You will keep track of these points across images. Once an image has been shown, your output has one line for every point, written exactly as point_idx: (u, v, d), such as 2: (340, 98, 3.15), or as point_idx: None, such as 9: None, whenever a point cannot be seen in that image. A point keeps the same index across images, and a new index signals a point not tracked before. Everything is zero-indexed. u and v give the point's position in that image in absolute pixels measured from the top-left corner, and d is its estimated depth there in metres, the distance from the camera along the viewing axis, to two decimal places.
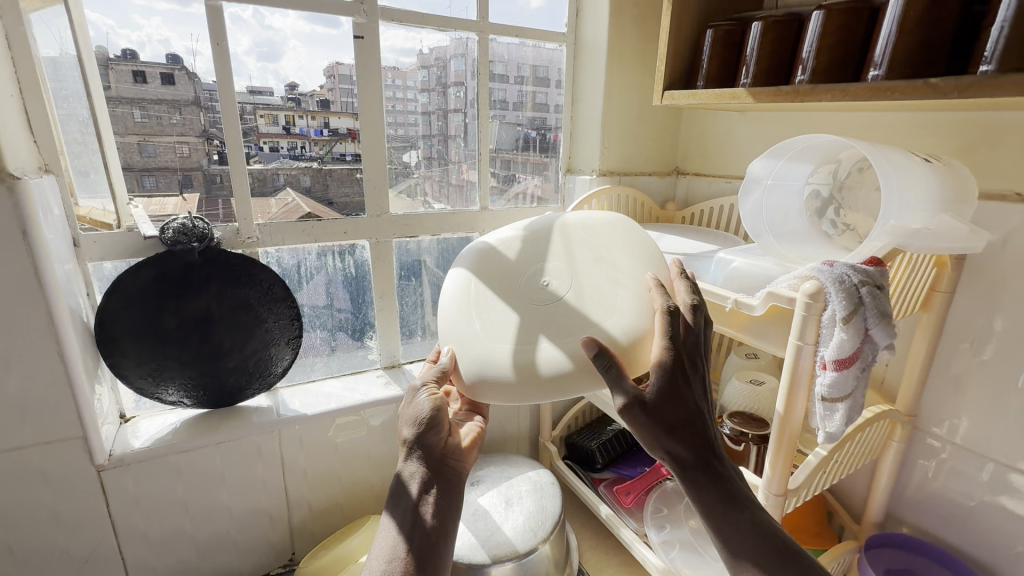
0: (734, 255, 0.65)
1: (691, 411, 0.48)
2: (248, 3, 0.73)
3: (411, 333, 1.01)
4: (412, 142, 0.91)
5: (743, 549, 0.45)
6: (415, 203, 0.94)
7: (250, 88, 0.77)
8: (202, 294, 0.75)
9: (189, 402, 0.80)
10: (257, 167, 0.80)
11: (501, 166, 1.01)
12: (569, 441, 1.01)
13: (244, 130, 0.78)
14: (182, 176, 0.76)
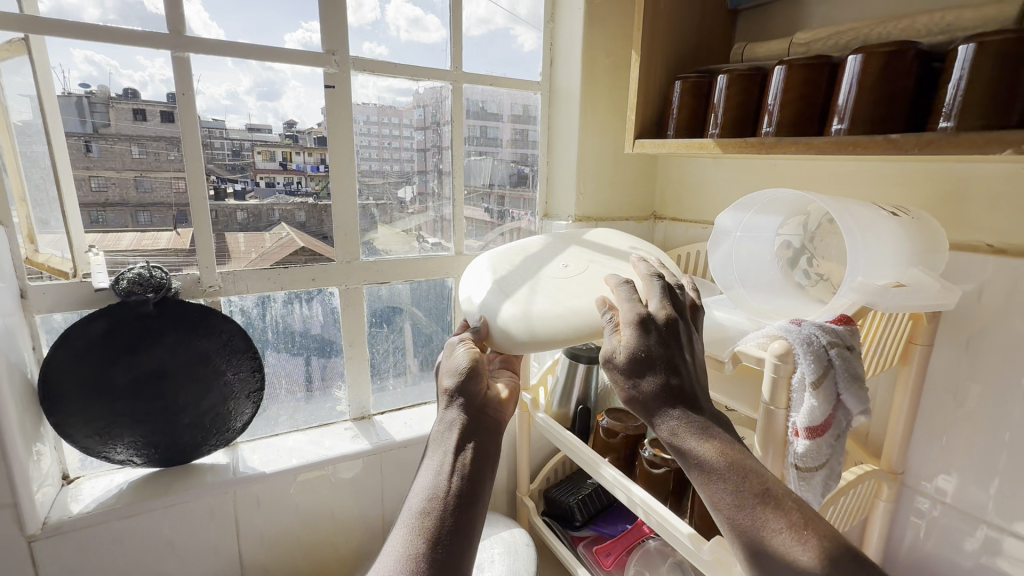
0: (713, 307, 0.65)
1: (670, 359, 0.46)
2: (243, 50, 0.74)
3: (382, 382, 0.98)
4: (407, 177, 0.92)
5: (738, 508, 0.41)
6: (411, 237, 0.95)
7: (249, 126, 0.78)
8: (157, 347, 0.71)
9: (140, 461, 0.75)
10: (252, 202, 0.80)
11: (495, 202, 1.02)
12: (546, 496, 0.96)
13: (242, 166, 0.78)
14: (177, 211, 0.75)
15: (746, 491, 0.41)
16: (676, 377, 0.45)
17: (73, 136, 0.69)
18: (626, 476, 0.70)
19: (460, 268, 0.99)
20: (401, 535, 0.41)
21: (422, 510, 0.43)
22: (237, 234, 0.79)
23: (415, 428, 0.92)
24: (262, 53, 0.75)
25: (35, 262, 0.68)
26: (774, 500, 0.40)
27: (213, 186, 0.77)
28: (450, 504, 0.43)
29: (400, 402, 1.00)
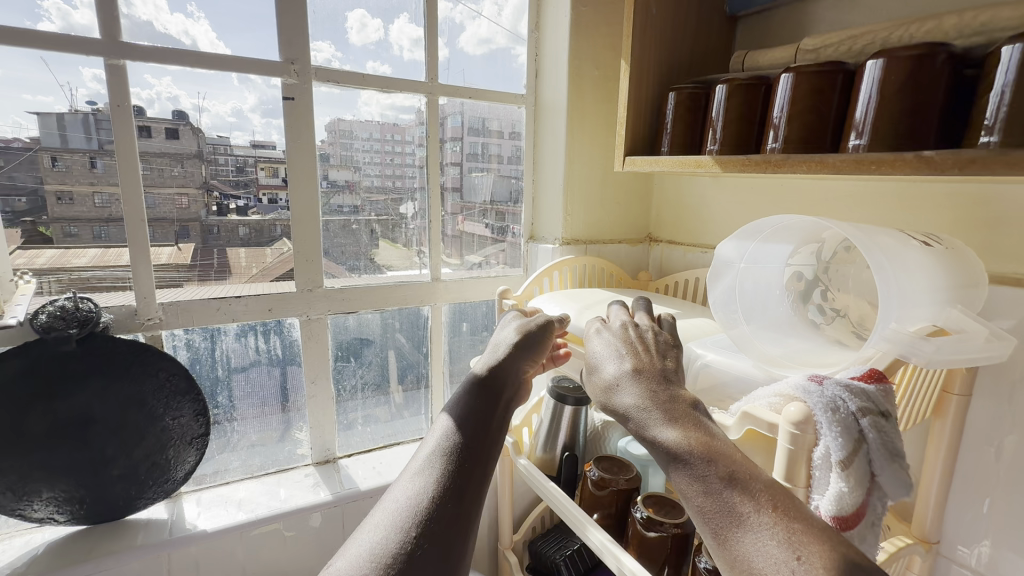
0: (709, 349, 0.55)
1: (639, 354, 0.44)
2: (232, 65, 0.69)
3: (351, 421, 0.89)
4: (409, 193, 0.87)
5: (712, 495, 0.32)
6: (411, 253, 0.89)
7: (253, 142, 0.74)
8: (81, 390, 0.63)
9: (63, 520, 0.65)
10: (254, 218, 0.75)
11: (495, 219, 0.96)
12: (531, 550, 0.86)
13: (243, 182, 0.74)
14: (178, 227, 0.71)
15: (713, 468, 0.33)
16: (633, 361, 0.43)
17: (79, 151, 0.65)
18: (615, 541, 0.61)
19: (440, 294, 0.91)
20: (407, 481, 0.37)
21: (443, 440, 0.40)
22: (239, 249, 0.75)
23: (385, 475, 0.83)
24: (236, 66, 0.70)
25: None
26: (748, 483, 0.32)
27: (217, 202, 0.73)
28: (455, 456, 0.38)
29: (370, 443, 0.91)
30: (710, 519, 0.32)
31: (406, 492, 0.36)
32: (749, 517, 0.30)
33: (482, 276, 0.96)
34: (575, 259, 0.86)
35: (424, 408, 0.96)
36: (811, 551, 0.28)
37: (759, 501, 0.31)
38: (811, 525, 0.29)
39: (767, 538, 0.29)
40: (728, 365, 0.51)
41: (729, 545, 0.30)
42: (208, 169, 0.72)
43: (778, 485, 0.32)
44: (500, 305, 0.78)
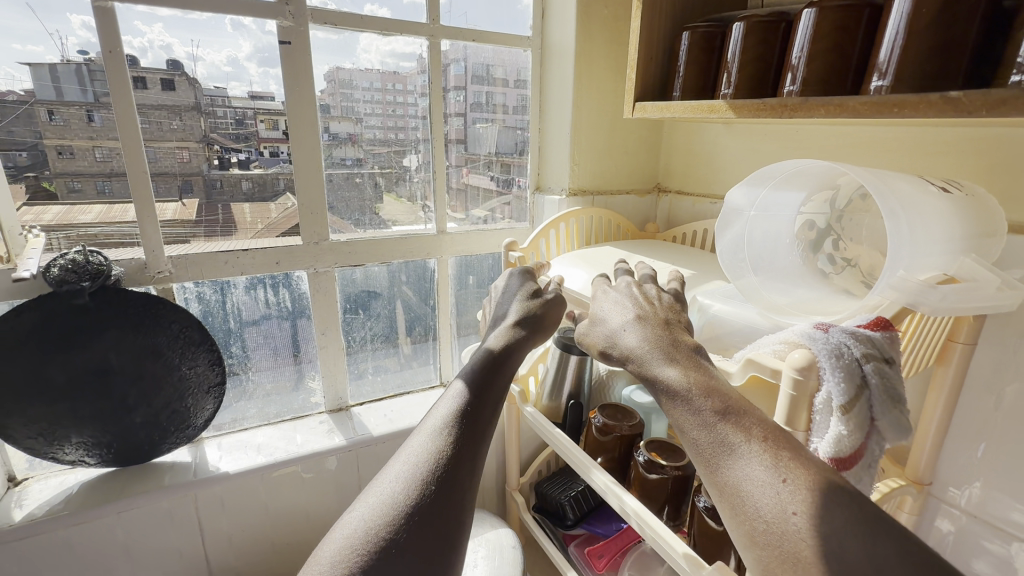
0: (715, 298, 0.55)
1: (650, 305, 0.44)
2: (226, 10, 0.66)
3: (361, 370, 0.91)
4: (412, 144, 0.85)
5: (707, 430, 0.33)
6: (415, 208, 0.88)
7: (250, 94, 0.72)
8: (97, 341, 0.64)
9: (93, 462, 0.69)
10: (256, 171, 0.74)
11: (500, 171, 0.94)
12: (537, 491, 0.90)
13: (243, 135, 0.72)
14: (181, 181, 0.70)
15: (709, 404, 0.34)
16: (638, 310, 0.43)
17: (74, 104, 0.64)
18: (618, 482, 0.64)
19: (446, 246, 0.91)
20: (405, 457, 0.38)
21: (443, 410, 0.41)
22: (244, 205, 0.74)
23: (397, 421, 0.86)
24: (228, 8, 0.67)
25: None
26: (742, 417, 0.33)
27: (217, 156, 0.72)
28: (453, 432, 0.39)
29: (380, 392, 0.94)
30: (702, 448, 0.33)
31: (406, 458, 0.38)
32: (740, 447, 0.31)
33: (488, 228, 0.95)
34: (582, 210, 0.85)
35: (433, 358, 0.98)
36: (797, 476, 0.29)
37: (751, 432, 0.32)
38: (799, 454, 0.31)
39: (756, 465, 0.31)
40: (733, 316, 0.52)
41: (719, 470, 0.32)
42: (207, 121, 0.71)
43: (770, 420, 0.33)
44: (506, 257, 0.76)
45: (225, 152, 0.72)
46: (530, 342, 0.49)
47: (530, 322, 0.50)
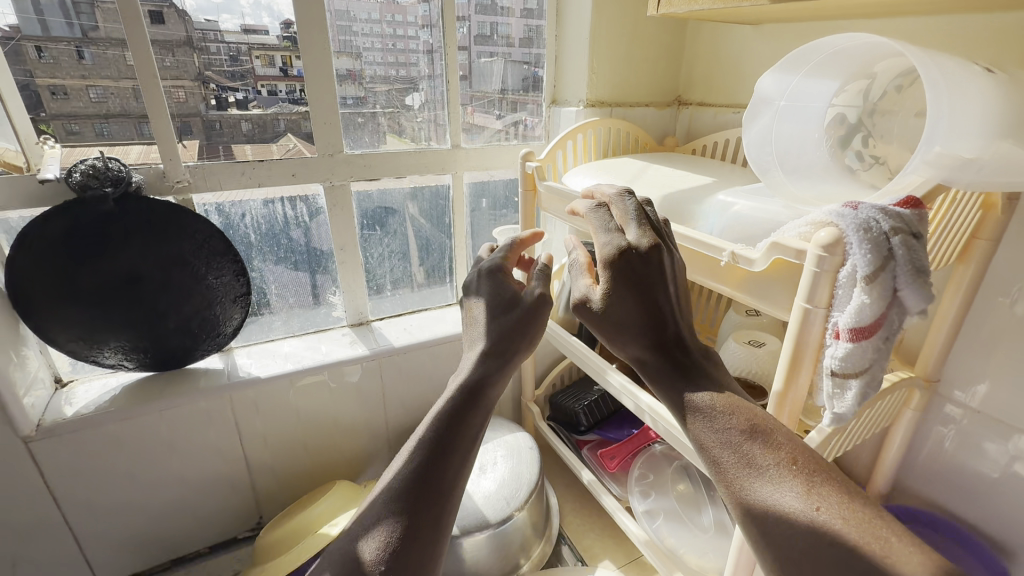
0: (738, 197, 0.55)
1: (652, 288, 0.41)
2: None
3: (380, 288, 0.93)
4: (414, 83, 0.83)
5: (727, 449, 0.38)
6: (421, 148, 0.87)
7: (243, 27, 0.70)
8: (125, 248, 0.66)
9: (131, 365, 0.73)
10: (256, 111, 0.73)
11: (507, 108, 0.92)
12: (552, 401, 0.94)
13: (239, 73, 0.71)
14: (180, 122, 0.69)
15: (737, 422, 0.38)
16: (619, 308, 0.42)
17: (63, 39, 0.63)
18: (634, 383, 0.66)
19: (460, 162, 0.89)
20: (391, 475, 0.42)
21: (422, 433, 0.43)
22: (244, 146, 0.73)
23: (416, 334, 0.89)
24: None
25: None
26: (768, 437, 0.38)
27: (215, 95, 0.70)
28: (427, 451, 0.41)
29: (399, 309, 0.96)
30: (727, 470, 0.38)
31: (392, 479, 0.41)
32: (769, 469, 0.36)
33: (502, 145, 0.93)
34: (600, 121, 0.82)
35: (449, 275, 0.99)
36: (828, 499, 0.33)
37: (779, 454, 0.36)
38: (830, 478, 0.35)
39: (784, 489, 0.35)
40: (749, 230, 0.51)
41: (743, 490, 0.36)
42: (201, 57, 0.69)
43: (797, 440, 0.37)
44: (523, 169, 0.76)
45: (223, 91, 0.71)
46: (522, 353, 0.47)
47: (523, 326, 0.46)
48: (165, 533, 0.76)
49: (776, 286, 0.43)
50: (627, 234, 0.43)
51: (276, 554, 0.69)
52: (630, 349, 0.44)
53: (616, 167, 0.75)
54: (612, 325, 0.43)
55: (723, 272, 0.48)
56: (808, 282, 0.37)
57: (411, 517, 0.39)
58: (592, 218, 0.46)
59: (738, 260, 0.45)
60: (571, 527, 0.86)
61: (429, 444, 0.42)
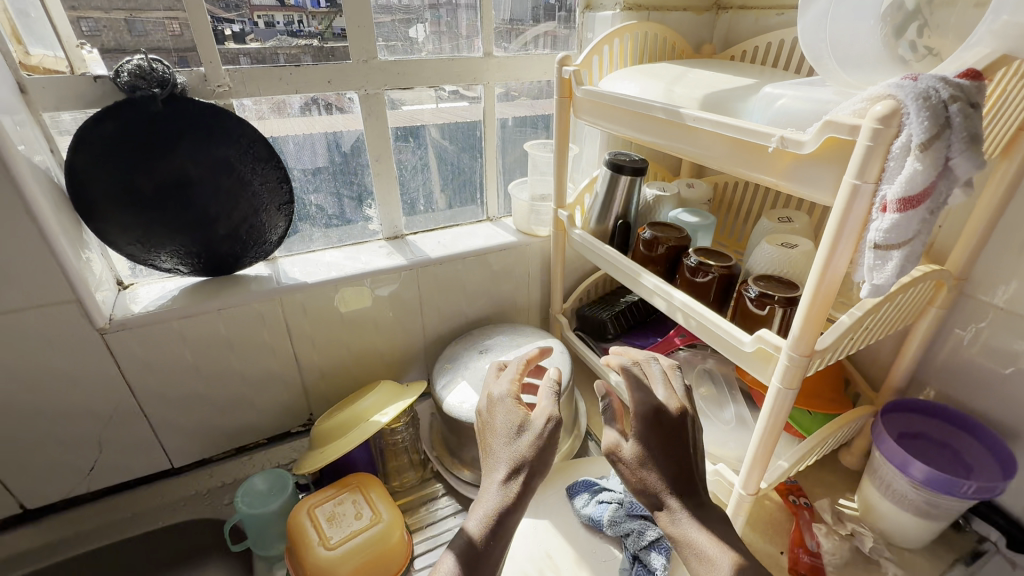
0: (784, 89, 0.54)
1: (673, 438, 0.54)
2: None
3: (413, 202, 0.95)
4: (418, 14, 0.82)
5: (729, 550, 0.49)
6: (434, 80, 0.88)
7: None
8: (175, 152, 0.68)
9: (186, 269, 0.77)
10: (254, 45, 0.72)
11: (514, 41, 0.90)
12: (580, 313, 0.98)
13: (234, 3, 0.70)
14: (178, 57, 0.69)
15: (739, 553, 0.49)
16: (647, 440, 0.54)
17: None
18: (667, 284, 0.69)
19: (490, 72, 0.89)
20: (480, 506, 0.53)
21: (498, 485, 0.53)
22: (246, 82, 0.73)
23: (450, 247, 0.92)
24: None
25: (31, 68, 0.63)
26: None
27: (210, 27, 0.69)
28: (502, 505, 0.52)
29: (431, 224, 0.99)
30: None
31: (476, 521, 0.52)
32: None
33: (531, 57, 0.92)
34: (636, 25, 0.80)
35: (479, 193, 1.01)
36: None
37: None
38: None
39: None
40: (796, 117, 0.51)
41: None
42: None
43: None
44: (560, 73, 0.75)
45: (218, 23, 0.69)
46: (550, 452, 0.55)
47: (543, 444, 0.54)
48: (229, 423, 0.83)
49: (824, 167, 0.44)
50: (657, 392, 0.57)
51: (330, 439, 0.75)
52: (655, 463, 0.53)
53: (654, 71, 0.73)
54: (641, 459, 0.53)
55: (769, 159, 0.49)
56: (862, 156, 0.38)
57: (484, 548, 0.50)
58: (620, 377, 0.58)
59: (786, 144, 0.46)
60: (598, 426, 0.92)
61: (505, 497, 0.52)
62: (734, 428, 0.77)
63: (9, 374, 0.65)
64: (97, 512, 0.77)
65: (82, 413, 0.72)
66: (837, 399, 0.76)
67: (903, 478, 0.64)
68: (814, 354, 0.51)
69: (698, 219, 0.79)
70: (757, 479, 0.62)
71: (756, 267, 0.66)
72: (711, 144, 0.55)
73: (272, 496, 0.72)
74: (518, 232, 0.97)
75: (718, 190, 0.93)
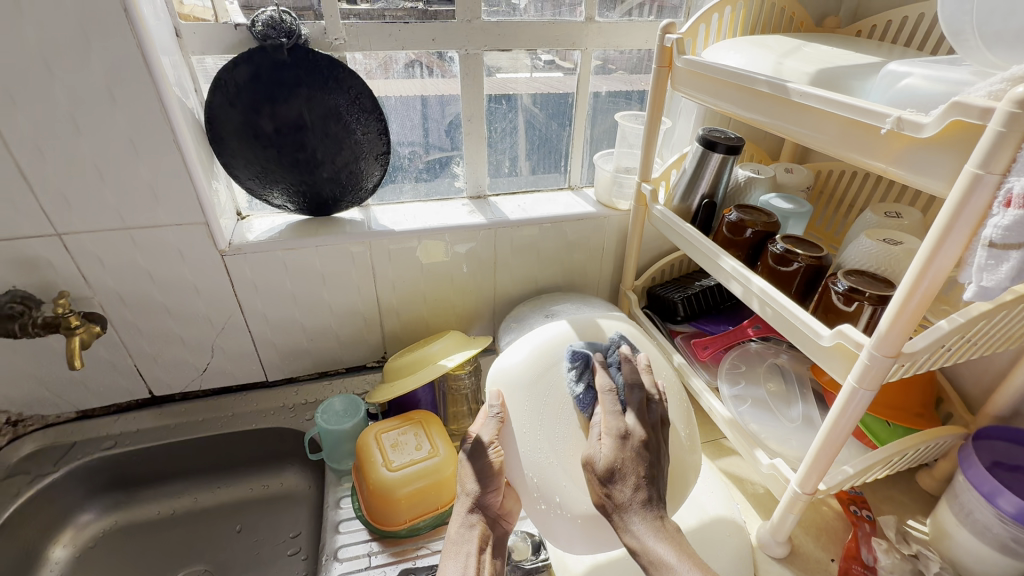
0: (912, 67, 0.49)
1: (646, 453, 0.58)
2: None
3: (499, 164, 0.98)
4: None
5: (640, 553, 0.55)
6: (522, 57, 0.88)
7: None
8: (294, 97, 0.75)
9: (293, 207, 0.85)
10: (365, 6, 0.77)
11: (615, 11, 0.89)
12: (651, 292, 0.97)
13: None
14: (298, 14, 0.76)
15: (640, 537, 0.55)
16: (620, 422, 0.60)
17: None
18: (746, 268, 0.67)
19: (590, 38, 0.88)
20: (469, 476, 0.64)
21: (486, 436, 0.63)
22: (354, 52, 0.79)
23: (529, 211, 0.94)
24: None
25: (184, 15, 0.72)
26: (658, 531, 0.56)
27: None
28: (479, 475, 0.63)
29: (514, 187, 1.01)
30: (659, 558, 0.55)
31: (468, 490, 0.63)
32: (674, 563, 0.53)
33: (633, 24, 0.90)
34: None
35: (563, 162, 1.02)
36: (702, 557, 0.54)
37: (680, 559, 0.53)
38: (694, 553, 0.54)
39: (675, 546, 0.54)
40: (919, 98, 0.47)
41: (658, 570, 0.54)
42: None
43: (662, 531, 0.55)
44: (662, 41, 0.72)
45: None
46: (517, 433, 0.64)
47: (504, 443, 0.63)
48: (316, 350, 0.93)
49: (942, 155, 0.41)
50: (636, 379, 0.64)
51: (398, 376, 0.82)
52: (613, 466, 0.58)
53: (762, 43, 0.69)
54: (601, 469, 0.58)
55: (878, 142, 0.46)
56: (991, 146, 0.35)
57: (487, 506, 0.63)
58: (604, 395, 0.62)
59: (901, 127, 0.43)
60: None
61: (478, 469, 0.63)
62: (799, 427, 0.74)
63: (151, 278, 0.77)
64: (206, 407, 0.90)
65: (203, 320, 0.83)
66: (924, 415, 0.70)
67: (989, 508, 0.59)
68: (901, 357, 0.47)
69: (792, 206, 0.75)
70: (815, 480, 0.59)
71: (850, 261, 0.62)
72: (818, 123, 0.51)
73: (346, 417, 0.81)
74: (599, 203, 0.97)
75: (820, 178, 0.86)
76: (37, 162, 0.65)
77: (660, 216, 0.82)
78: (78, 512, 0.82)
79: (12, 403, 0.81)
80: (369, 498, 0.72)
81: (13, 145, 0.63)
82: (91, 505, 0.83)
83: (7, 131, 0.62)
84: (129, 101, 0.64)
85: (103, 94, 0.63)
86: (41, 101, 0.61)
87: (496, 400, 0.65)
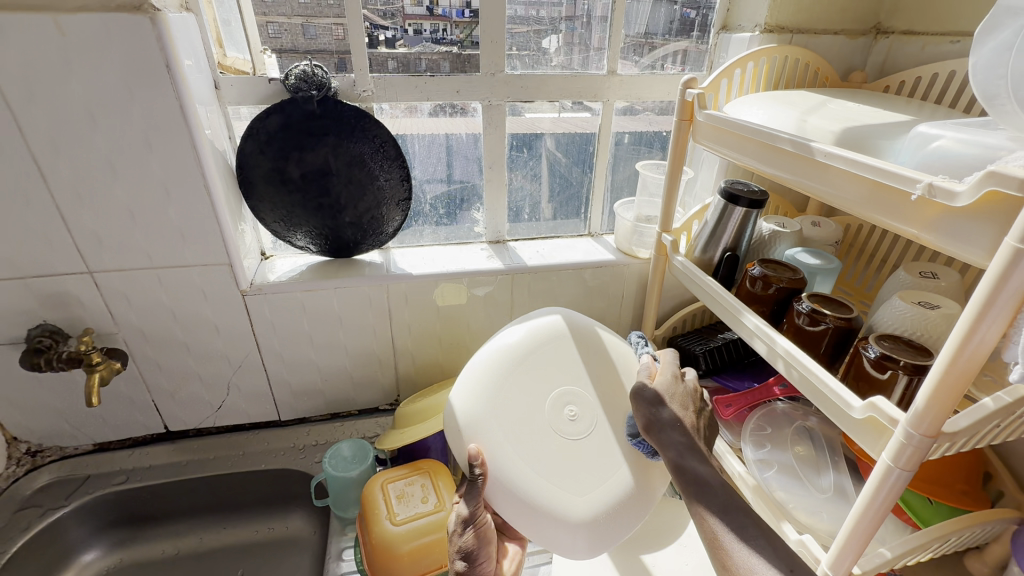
0: (942, 130, 0.47)
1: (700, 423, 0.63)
2: None
3: (518, 210, 0.99)
4: (555, 25, 0.85)
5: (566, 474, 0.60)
6: (558, 106, 0.90)
7: None
8: (322, 145, 0.78)
9: (315, 248, 0.87)
10: (401, 50, 0.81)
11: (647, 55, 0.90)
12: (671, 343, 0.94)
13: (391, 11, 0.78)
14: (338, 59, 0.79)
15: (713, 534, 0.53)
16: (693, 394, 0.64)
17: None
18: (770, 326, 0.63)
19: (612, 89, 0.90)
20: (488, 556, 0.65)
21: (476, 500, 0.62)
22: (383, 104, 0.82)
23: (547, 258, 0.93)
24: None
25: (225, 67, 0.77)
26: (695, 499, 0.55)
27: (373, 33, 0.79)
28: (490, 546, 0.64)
29: (533, 233, 1.01)
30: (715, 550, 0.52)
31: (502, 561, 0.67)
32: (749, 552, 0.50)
33: (655, 76, 0.91)
34: (775, 48, 0.76)
35: (584, 209, 1.02)
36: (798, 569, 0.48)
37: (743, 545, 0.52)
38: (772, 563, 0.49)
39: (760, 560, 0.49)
40: (949, 162, 0.45)
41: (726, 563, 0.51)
42: None
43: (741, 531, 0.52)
44: (682, 96, 0.72)
45: (378, 29, 0.78)
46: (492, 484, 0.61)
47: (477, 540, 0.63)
48: (330, 391, 0.93)
49: (980, 225, 0.38)
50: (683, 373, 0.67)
51: (409, 423, 0.80)
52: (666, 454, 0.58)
53: (783, 99, 0.68)
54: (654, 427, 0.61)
55: (907, 207, 0.44)
56: None
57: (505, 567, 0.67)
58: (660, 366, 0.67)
59: (934, 194, 0.41)
60: None
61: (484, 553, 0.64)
62: (831, 498, 0.69)
63: (174, 315, 0.79)
64: (218, 444, 0.90)
65: (222, 358, 0.84)
66: (971, 491, 0.65)
67: None
68: (943, 437, 0.43)
69: (818, 262, 0.72)
70: (849, 562, 0.54)
71: (883, 325, 0.59)
72: (844, 184, 0.49)
73: (353, 463, 0.80)
74: (618, 250, 0.96)
75: (849, 233, 0.83)
76: (76, 207, 0.68)
77: (681, 263, 0.80)
78: (84, 549, 0.82)
79: (35, 434, 0.83)
80: (371, 552, 0.70)
81: (55, 191, 0.67)
82: (97, 542, 0.83)
83: (52, 178, 0.66)
84: (165, 148, 0.67)
85: (141, 143, 0.66)
86: (84, 151, 0.65)
87: (477, 460, 0.60)
